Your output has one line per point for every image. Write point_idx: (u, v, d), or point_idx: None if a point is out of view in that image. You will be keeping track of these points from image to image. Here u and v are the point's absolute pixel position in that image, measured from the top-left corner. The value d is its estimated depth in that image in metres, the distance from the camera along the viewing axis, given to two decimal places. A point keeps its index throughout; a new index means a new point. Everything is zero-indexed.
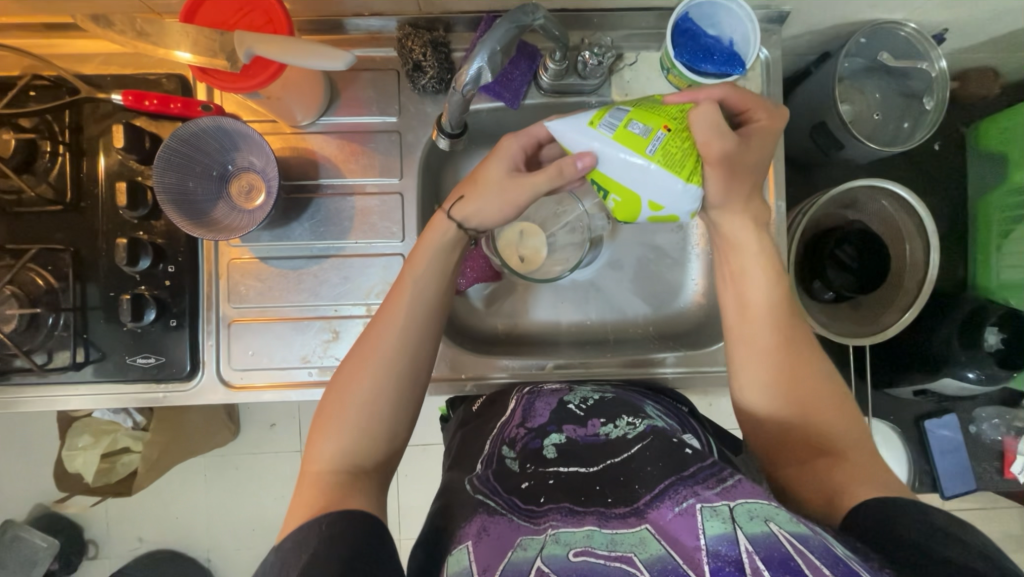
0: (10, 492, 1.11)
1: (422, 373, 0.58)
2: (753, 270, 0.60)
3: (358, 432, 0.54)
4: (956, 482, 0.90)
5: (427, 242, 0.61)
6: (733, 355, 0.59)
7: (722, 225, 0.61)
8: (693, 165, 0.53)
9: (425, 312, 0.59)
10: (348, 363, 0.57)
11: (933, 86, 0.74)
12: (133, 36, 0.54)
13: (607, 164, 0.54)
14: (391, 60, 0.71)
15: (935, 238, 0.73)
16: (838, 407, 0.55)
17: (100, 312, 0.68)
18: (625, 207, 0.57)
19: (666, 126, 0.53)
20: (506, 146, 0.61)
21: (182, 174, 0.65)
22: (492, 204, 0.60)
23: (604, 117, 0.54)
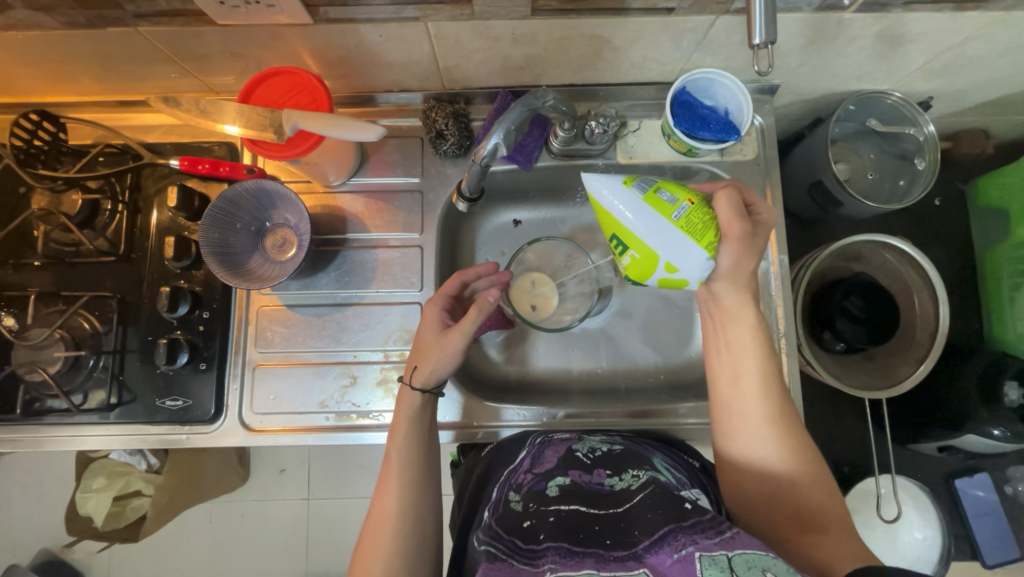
0: (20, 534, 1.11)
1: (426, 525, 0.61)
2: (744, 345, 0.61)
3: None
4: (996, 548, 0.86)
5: (399, 413, 0.65)
6: (727, 423, 0.60)
7: (722, 299, 0.62)
8: (712, 238, 0.56)
9: (415, 473, 0.62)
10: (360, 549, 0.59)
11: (924, 148, 0.78)
12: (195, 113, 0.62)
13: (631, 223, 0.56)
14: (415, 129, 0.79)
15: (943, 290, 0.74)
16: (824, 480, 0.56)
17: (136, 355, 0.72)
18: (639, 267, 0.58)
19: (691, 199, 0.56)
20: (429, 315, 0.68)
21: (223, 231, 0.71)
22: (440, 360, 0.64)
23: (635, 179, 0.57)
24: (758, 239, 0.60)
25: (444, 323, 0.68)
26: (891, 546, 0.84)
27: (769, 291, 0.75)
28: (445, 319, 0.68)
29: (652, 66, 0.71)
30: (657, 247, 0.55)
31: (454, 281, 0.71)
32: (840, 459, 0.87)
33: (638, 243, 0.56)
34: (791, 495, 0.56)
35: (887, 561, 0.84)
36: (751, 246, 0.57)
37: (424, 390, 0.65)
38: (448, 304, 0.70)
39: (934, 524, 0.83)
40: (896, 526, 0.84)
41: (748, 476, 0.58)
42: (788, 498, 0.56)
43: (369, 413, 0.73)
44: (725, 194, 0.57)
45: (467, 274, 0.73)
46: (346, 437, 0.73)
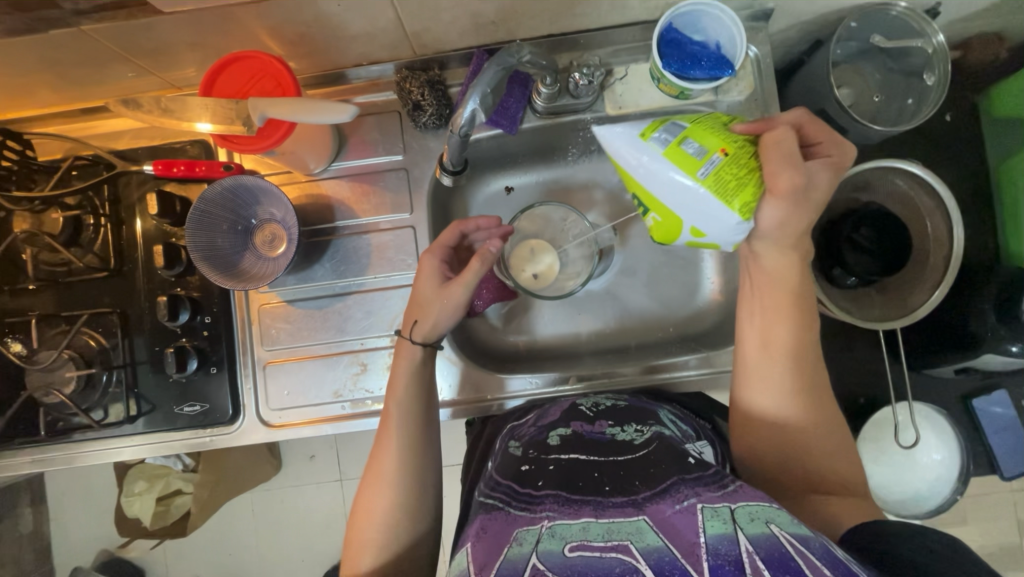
0: (76, 540, 1.17)
1: (426, 481, 0.62)
2: (780, 312, 0.58)
3: (380, 550, 0.57)
4: (1015, 460, 0.85)
5: (400, 367, 0.66)
6: (756, 383, 0.58)
7: (764, 259, 0.58)
8: (748, 196, 0.52)
9: (415, 432, 0.63)
10: (360, 495, 0.61)
11: (932, 61, 0.73)
12: (158, 114, 0.59)
13: (652, 184, 0.54)
14: (391, 103, 0.75)
15: (956, 211, 0.71)
16: (839, 445, 0.56)
17: (147, 366, 0.73)
18: (665, 228, 0.57)
19: (723, 150, 0.52)
20: (426, 264, 0.66)
21: (210, 233, 0.69)
22: (441, 315, 0.64)
23: (658, 131, 0.54)
24: (819, 197, 0.55)
25: (443, 276, 0.66)
26: (909, 471, 0.86)
27: None
28: (444, 272, 0.67)
29: (634, 4, 0.66)
30: (680, 210, 0.53)
31: (453, 231, 0.69)
32: (856, 390, 0.86)
33: (660, 206, 0.55)
34: (806, 460, 0.55)
35: (905, 483, 0.86)
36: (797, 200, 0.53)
37: (425, 344, 0.65)
38: (446, 256, 0.68)
39: (951, 445, 0.84)
40: (914, 451, 0.85)
41: (761, 437, 0.57)
42: (801, 463, 0.55)
43: (383, 397, 0.73)
44: (775, 142, 0.53)
45: (466, 225, 0.70)
46: (365, 422, 0.73)
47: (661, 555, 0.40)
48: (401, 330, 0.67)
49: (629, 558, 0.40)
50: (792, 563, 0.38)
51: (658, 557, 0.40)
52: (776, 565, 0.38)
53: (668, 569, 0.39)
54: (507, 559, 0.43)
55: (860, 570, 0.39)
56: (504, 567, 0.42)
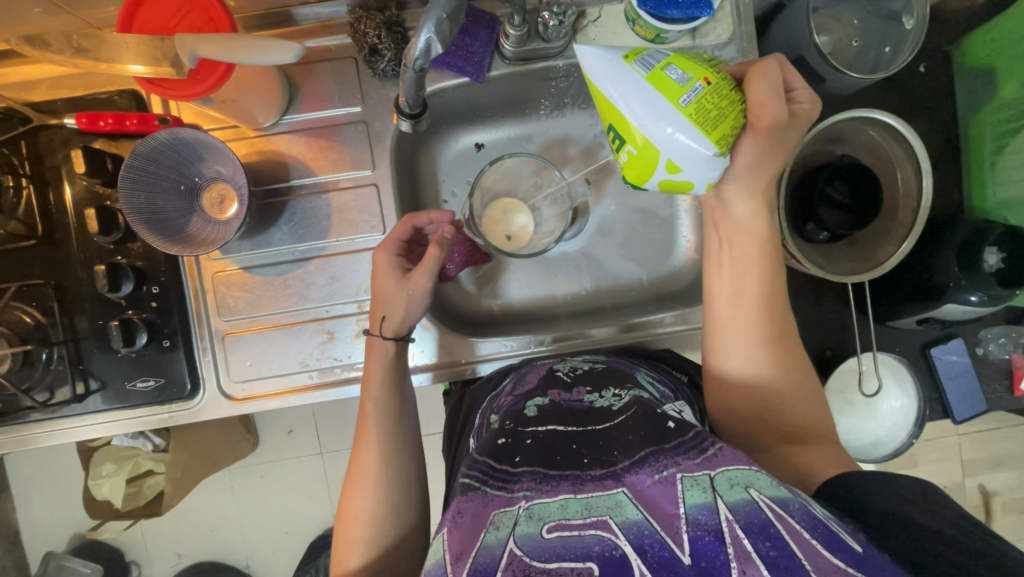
0: (44, 526, 1.13)
1: (409, 469, 0.60)
2: (749, 261, 0.58)
3: (372, 545, 0.55)
4: (966, 405, 0.88)
5: (372, 362, 0.64)
6: (728, 340, 0.58)
7: (733, 208, 0.58)
8: (725, 129, 0.48)
9: (393, 424, 0.61)
10: (343, 494, 0.59)
11: (912, 4, 0.72)
12: (71, 53, 0.51)
13: (630, 107, 0.48)
14: (346, 47, 0.68)
15: (926, 162, 0.71)
16: (807, 392, 0.56)
17: (92, 342, 0.68)
18: (639, 164, 0.50)
19: (706, 79, 0.48)
20: (380, 261, 0.64)
21: (150, 193, 0.63)
22: (410, 306, 0.63)
23: (639, 56, 0.50)
24: (790, 135, 0.55)
25: (400, 270, 0.64)
26: (870, 418, 0.89)
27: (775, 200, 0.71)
28: (401, 264, 0.64)
29: None
30: (657, 136, 0.47)
31: (405, 224, 0.65)
32: (823, 344, 0.88)
33: (641, 134, 0.48)
34: (778, 411, 0.55)
35: (866, 430, 0.89)
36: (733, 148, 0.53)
37: (397, 339, 0.64)
38: (401, 249, 0.65)
39: (911, 392, 0.87)
40: (875, 399, 0.88)
41: (734, 394, 0.58)
42: (775, 413, 0.55)
43: (353, 364, 0.70)
44: (758, 74, 0.51)
45: (419, 218, 0.66)
46: (334, 391, 0.71)
47: (640, 529, 0.39)
48: (369, 329, 0.65)
49: (608, 535, 0.39)
50: (771, 529, 0.38)
51: (638, 531, 0.39)
52: (755, 531, 0.38)
53: (648, 545, 0.38)
54: (484, 544, 0.40)
55: (839, 527, 0.40)
56: (480, 557, 0.39)
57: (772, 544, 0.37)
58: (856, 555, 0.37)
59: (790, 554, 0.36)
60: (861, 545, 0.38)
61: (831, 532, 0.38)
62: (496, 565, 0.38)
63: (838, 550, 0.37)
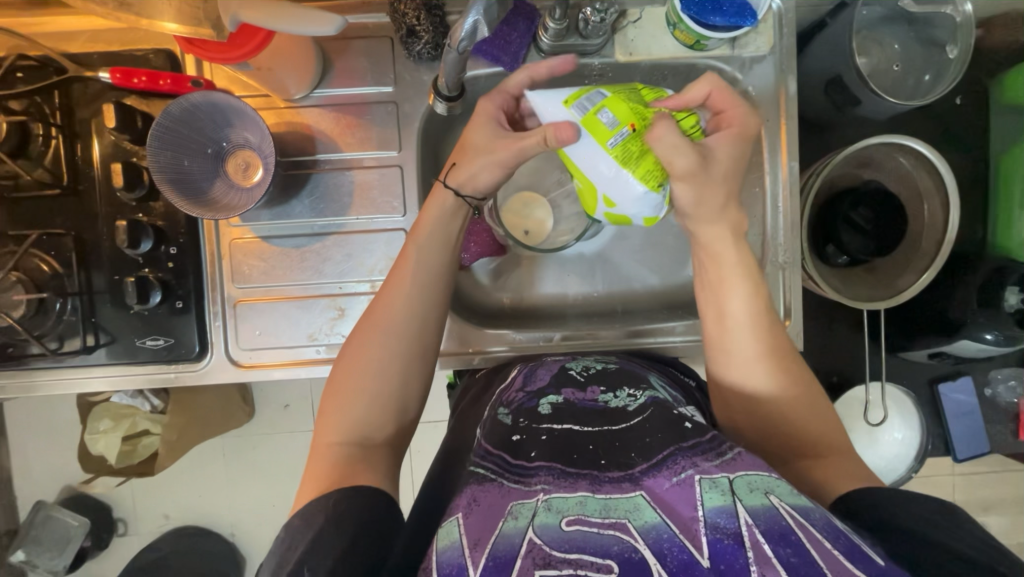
0: (39, 475, 1.14)
1: (429, 341, 0.60)
2: (727, 282, 0.58)
3: (371, 401, 0.55)
4: (970, 444, 0.86)
5: (429, 210, 0.63)
6: (715, 361, 0.58)
7: (721, 229, 0.58)
8: (652, 161, 0.54)
9: (430, 285, 0.60)
10: (355, 341, 0.58)
11: (957, 34, 0.71)
12: (114, 6, 0.51)
13: (572, 149, 0.57)
14: (384, 26, 0.68)
15: (955, 195, 0.70)
16: (817, 412, 0.54)
17: (106, 296, 0.68)
18: (587, 195, 0.60)
19: (633, 122, 0.54)
20: (485, 109, 0.63)
21: (177, 153, 0.64)
22: (484, 168, 0.61)
23: (579, 100, 0.56)
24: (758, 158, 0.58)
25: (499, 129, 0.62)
26: (871, 448, 0.87)
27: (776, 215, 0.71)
28: (501, 124, 0.63)
29: None
30: (595, 176, 0.56)
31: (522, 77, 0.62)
32: (830, 369, 0.88)
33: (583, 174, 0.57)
34: (791, 430, 0.54)
35: (865, 459, 0.87)
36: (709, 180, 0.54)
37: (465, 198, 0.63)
38: (509, 105, 0.64)
39: (915, 426, 0.85)
40: (878, 429, 0.86)
41: (738, 408, 0.57)
42: (787, 431, 0.54)
43: None
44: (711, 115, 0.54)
45: (537, 71, 0.62)
46: None
47: (659, 533, 0.39)
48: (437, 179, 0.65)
49: (627, 537, 0.39)
50: (792, 537, 0.38)
51: (656, 535, 0.39)
52: (775, 537, 0.38)
53: (667, 548, 0.38)
54: (502, 533, 0.41)
55: (859, 539, 0.39)
56: (497, 544, 0.40)
57: (793, 551, 0.37)
58: (877, 568, 0.37)
59: (811, 561, 0.36)
60: (884, 560, 0.38)
61: (851, 544, 0.38)
62: (517, 552, 0.39)
63: (859, 561, 0.37)
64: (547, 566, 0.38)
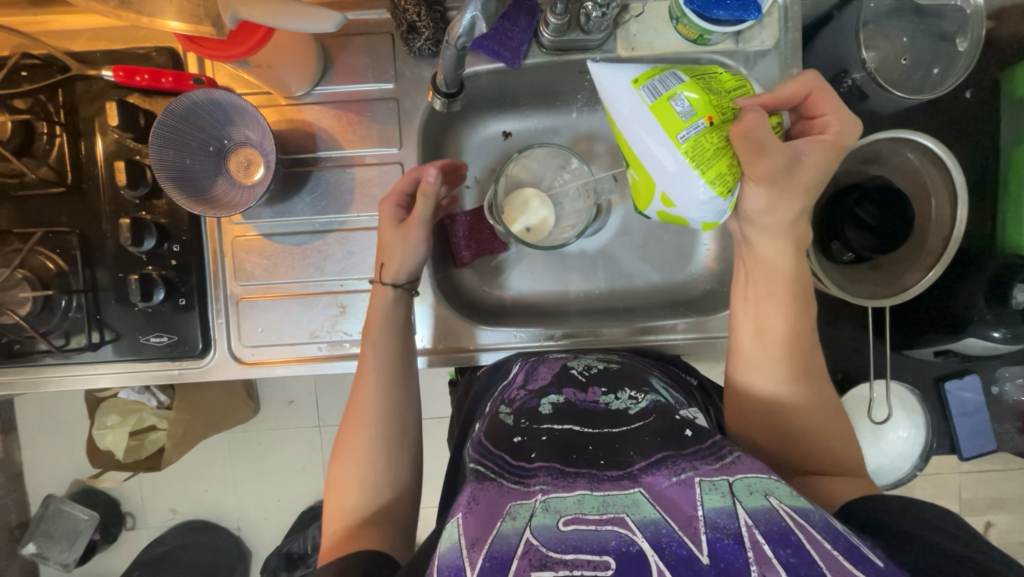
0: (49, 469, 1.16)
1: (407, 417, 0.59)
2: (774, 300, 0.57)
3: (360, 494, 0.54)
4: (976, 442, 0.86)
5: (375, 305, 0.64)
6: (743, 375, 0.57)
7: (757, 246, 0.58)
8: (724, 162, 0.53)
9: (392, 371, 0.61)
10: (338, 436, 0.58)
11: (967, 26, 0.70)
12: (114, 5, 0.51)
13: (634, 136, 0.55)
14: (385, 23, 0.68)
15: (964, 192, 0.69)
16: (831, 424, 0.55)
17: (111, 293, 0.69)
18: (642, 189, 0.59)
19: (710, 117, 0.53)
20: (382, 210, 0.65)
21: (179, 151, 0.64)
22: (407, 254, 0.63)
23: (648, 82, 0.55)
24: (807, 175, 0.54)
25: (399, 219, 0.64)
26: (874, 445, 0.86)
27: None
28: (402, 213, 0.65)
29: None
30: (657, 169, 0.55)
31: (411, 177, 0.66)
32: (834, 366, 0.87)
33: (643, 164, 0.56)
34: (802, 442, 0.54)
35: (868, 457, 0.87)
36: (788, 190, 0.54)
37: (396, 285, 0.63)
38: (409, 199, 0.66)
39: (920, 424, 0.84)
40: (882, 427, 0.85)
41: (752, 415, 0.56)
42: (797, 443, 0.54)
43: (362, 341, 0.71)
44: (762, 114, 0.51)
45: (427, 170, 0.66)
46: (342, 366, 0.71)
47: (657, 528, 0.39)
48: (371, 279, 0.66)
49: (624, 531, 0.39)
50: (792, 537, 0.37)
51: (654, 529, 0.39)
52: (775, 538, 0.37)
53: (665, 542, 0.38)
54: (500, 533, 0.40)
55: (859, 542, 0.39)
56: (495, 544, 0.39)
57: (792, 552, 0.36)
58: (877, 569, 0.36)
59: (810, 561, 0.36)
60: (883, 561, 0.37)
61: (852, 546, 0.37)
62: (513, 554, 0.38)
63: (859, 562, 0.36)
64: (544, 567, 0.37)
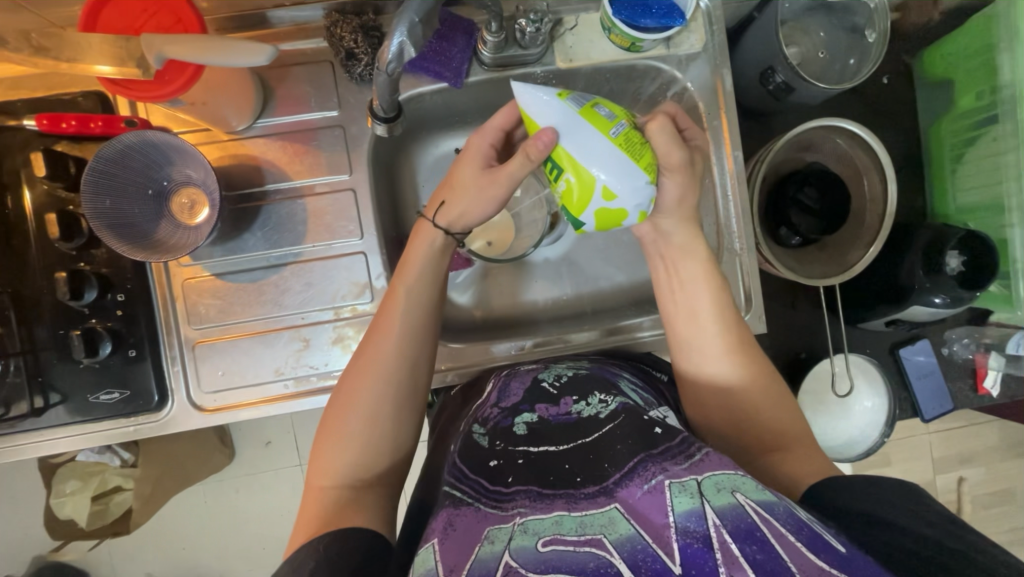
0: (3, 548, 1.07)
1: (420, 376, 0.58)
2: (695, 280, 0.60)
3: (359, 446, 0.53)
4: (935, 404, 0.90)
5: (415, 246, 0.62)
6: (683, 359, 0.60)
7: (673, 236, 0.60)
8: (649, 160, 0.54)
9: (419, 324, 0.59)
10: (346, 379, 0.56)
11: (874, 19, 0.75)
12: (30, 53, 0.49)
13: (566, 137, 0.52)
14: (323, 51, 0.68)
15: (891, 169, 0.74)
16: (777, 398, 0.56)
17: (52, 353, 0.65)
18: (578, 190, 0.53)
19: (628, 119, 0.53)
20: (475, 146, 0.62)
21: (116, 198, 0.62)
22: (473, 203, 0.60)
23: (572, 95, 0.53)
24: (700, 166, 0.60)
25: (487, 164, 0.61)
26: (843, 418, 0.90)
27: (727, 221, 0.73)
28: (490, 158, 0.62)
29: None
30: (594, 163, 0.52)
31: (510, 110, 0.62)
32: (797, 346, 0.91)
33: (579, 162, 0.52)
34: (755, 420, 0.55)
35: (839, 430, 0.90)
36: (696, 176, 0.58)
37: (448, 232, 0.62)
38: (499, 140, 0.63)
39: (882, 393, 0.88)
40: (848, 400, 0.89)
41: (710, 403, 0.58)
42: (752, 423, 0.55)
43: (329, 373, 0.69)
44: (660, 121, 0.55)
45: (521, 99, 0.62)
46: (311, 401, 0.69)
47: (633, 545, 0.39)
48: (424, 214, 0.64)
49: (602, 553, 0.39)
50: (758, 533, 0.38)
51: (630, 547, 0.39)
52: (742, 535, 0.38)
53: (642, 560, 0.38)
54: (479, 558, 0.40)
55: (822, 528, 0.40)
56: (474, 569, 0.39)
57: (758, 548, 0.37)
58: (840, 555, 0.38)
59: (776, 557, 0.37)
60: (846, 546, 0.39)
61: (816, 535, 0.39)
62: (493, 574, 0.38)
63: (822, 551, 0.38)
64: None
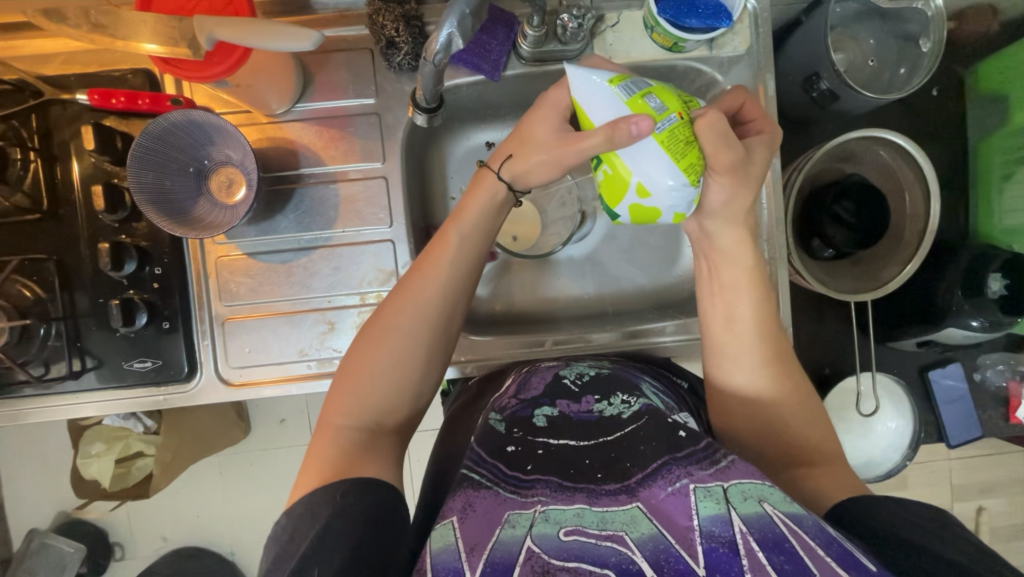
0: (32, 502, 1.12)
1: (454, 327, 0.59)
2: (739, 288, 0.58)
3: (388, 384, 0.54)
4: (962, 430, 0.87)
5: (476, 194, 0.61)
6: (715, 365, 0.59)
7: (717, 240, 0.59)
8: (695, 158, 0.52)
9: (464, 274, 0.59)
10: (382, 314, 0.57)
11: (930, 27, 0.73)
12: (88, 29, 0.50)
13: None
14: (363, 39, 0.68)
15: (935, 185, 0.71)
16: (808, 414, 0.55)
17: (90, 319, 0.67)
18: (613, 183, 0.55)
19: (680, 112, 0.51)
20: (555, 102, 0.59)
21: (159, 173, 0.63)
22: (538, 163, 0.59)
23: (625, 81, 0.53)
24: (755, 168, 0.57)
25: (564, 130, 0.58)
26: (865, 437, 0.88)
27: (762, 231, 0.72)
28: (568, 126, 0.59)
29: None
30: (631, 159, 0.52)
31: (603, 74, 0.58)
32: (822, 360, 0.89)
33: (617, 156, 0.53)
34: (783, 435, 0.54)
35: (859, 449, 0.88)
36: (745, 179, 0.56)
37: (510, 187, 0.61)
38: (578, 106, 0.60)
39: (908, 414, 0.86)
40: (871, 419, 0.86)
41: (737, 415, 0.57)
42: (780, 437, 0.54)
43: None
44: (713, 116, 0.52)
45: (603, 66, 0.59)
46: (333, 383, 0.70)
47: (656, 544, 0.39)
48: (486, 163, 0.64)
49: (624, 549, 0.39)
50: (785, 544, 0.38)
51: (653, 546, 0.39)
52: (769, 544, 0.38)
53: (664, 560, 0.38)
54: (500, 540, 0.41)
55: (852, 546, 0.40)
56: (496, 551, 0.40)
57: (786, 558, 0.37)
58: (869, 572, 0.37)
59: (804, 568, 0.37)
60: (875, 565, 0.38)
61: (845, 551, 0.38)
62: (514, 561, 0.39)
63: (853, 567, 0.37)
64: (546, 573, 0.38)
